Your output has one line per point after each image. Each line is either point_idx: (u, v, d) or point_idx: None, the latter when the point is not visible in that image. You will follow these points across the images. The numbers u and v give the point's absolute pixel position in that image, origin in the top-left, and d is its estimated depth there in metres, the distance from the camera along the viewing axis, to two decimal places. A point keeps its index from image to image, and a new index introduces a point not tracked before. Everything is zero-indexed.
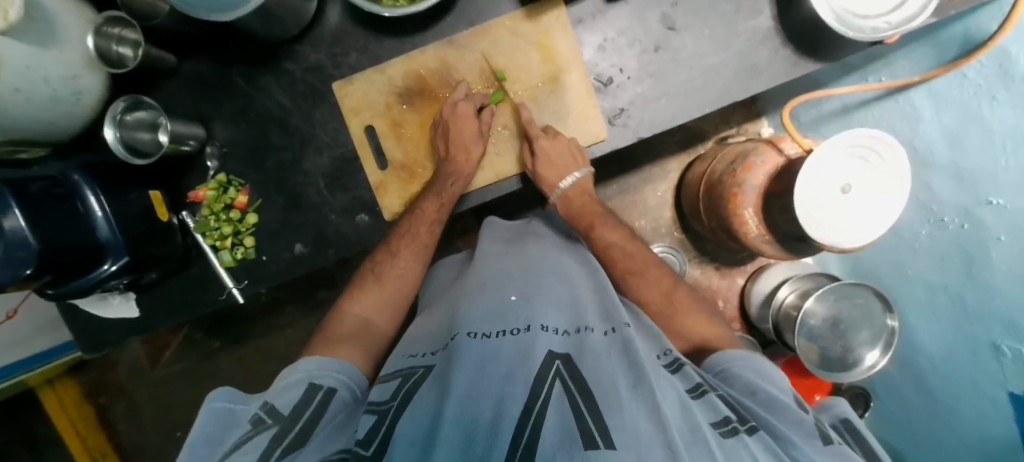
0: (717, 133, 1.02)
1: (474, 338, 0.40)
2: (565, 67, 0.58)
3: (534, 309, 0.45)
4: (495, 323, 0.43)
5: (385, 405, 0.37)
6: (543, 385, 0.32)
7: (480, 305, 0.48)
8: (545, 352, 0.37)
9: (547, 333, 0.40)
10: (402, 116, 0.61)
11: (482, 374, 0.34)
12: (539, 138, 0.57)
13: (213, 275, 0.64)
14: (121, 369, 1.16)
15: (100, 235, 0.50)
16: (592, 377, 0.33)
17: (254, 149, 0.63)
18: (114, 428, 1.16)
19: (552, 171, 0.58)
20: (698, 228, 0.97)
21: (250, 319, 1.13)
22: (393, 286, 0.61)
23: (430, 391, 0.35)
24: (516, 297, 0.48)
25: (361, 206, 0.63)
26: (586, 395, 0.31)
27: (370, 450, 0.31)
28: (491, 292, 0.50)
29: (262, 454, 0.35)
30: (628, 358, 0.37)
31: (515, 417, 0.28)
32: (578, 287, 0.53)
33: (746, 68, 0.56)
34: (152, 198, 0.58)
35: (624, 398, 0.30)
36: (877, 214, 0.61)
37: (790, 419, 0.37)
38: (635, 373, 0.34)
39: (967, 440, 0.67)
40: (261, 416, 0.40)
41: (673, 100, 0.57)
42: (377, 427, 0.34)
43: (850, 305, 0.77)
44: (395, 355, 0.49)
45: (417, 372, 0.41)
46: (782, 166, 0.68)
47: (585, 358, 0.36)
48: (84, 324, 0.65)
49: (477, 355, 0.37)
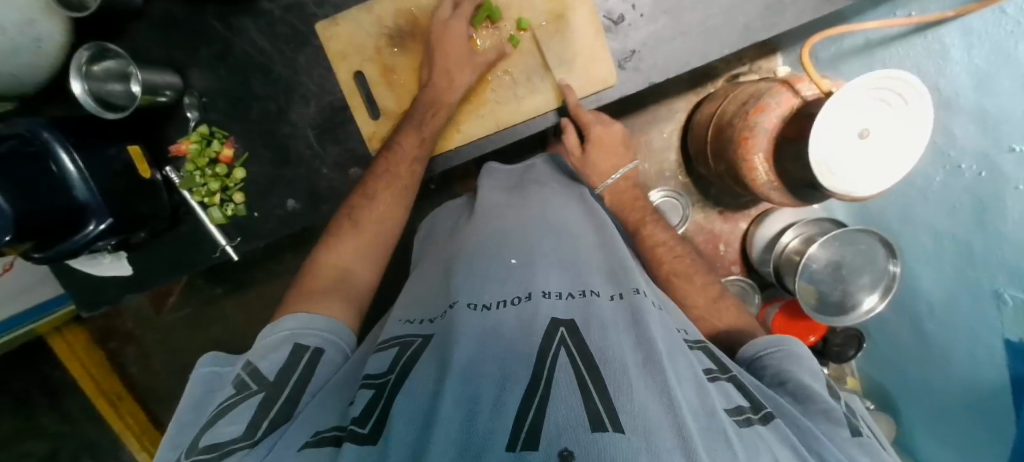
0: (729, 71, 0.96)
1: (473, 309, 0.38)
2: (570, 4, 0.53)
3: (536, 273, 0.42)
4: (494, 289, 0.40)
5: (383, 379, 0.35)
6: (545, 362, 0.30)
7: (478, 269, 0.43)
8: (547, 320, 0.35)
9: (549, 299, 0.38)
10: (393, 62, 0.56)
11: (484, 348, 0.32)
12: (594, 125, 0.58)
13: (205, 233, 0.62)
14: (128, 317, 1.18)
15: (76, 196, 0.47)
16: (596, 347, 0.31)
17: (236, 98, 0.59)
18: (126, 371, 1.20)
19: (603, 157, 0.61)
20: (704, 171, 0.94)
21: (249, 266, 1.13)
22: (377, 242, 0.56)
23: (428, 365, 0.33)
24: (516, 261, 0.44)
25: (353, 159, 0.59)
26: (591, 368, 0.29)
27: (367, 428, 0.29)
28: (489, 251, 0.46)
29: (249, 424, 0.35)
30: (636, 331, 0.35)
31: (518, 396, 0.26)
32: (582, 247, 0.48)
33: (770, 5, 0.51)
34: (132, 155, 0.54)
35: (632, 376, 0.28)
36: (888, 169, 0.59)
37: (818, 409, 0.37)
38: (643, 352, 0.32)
39: (965, 388, 0.70)
40: (245, 379, 0.39)
41: (689, 41, 0.53)
42: (373, 405, 0.32)
43: (854, 251, 0.77)
44: (393, 319, 0.47)
45: (415, 344, 0.38)
46: (797, 108, 0.65)
47: (589, 326, 0.34)
48: (76, 283, 0.64)
49: (477, 327, 0.35)
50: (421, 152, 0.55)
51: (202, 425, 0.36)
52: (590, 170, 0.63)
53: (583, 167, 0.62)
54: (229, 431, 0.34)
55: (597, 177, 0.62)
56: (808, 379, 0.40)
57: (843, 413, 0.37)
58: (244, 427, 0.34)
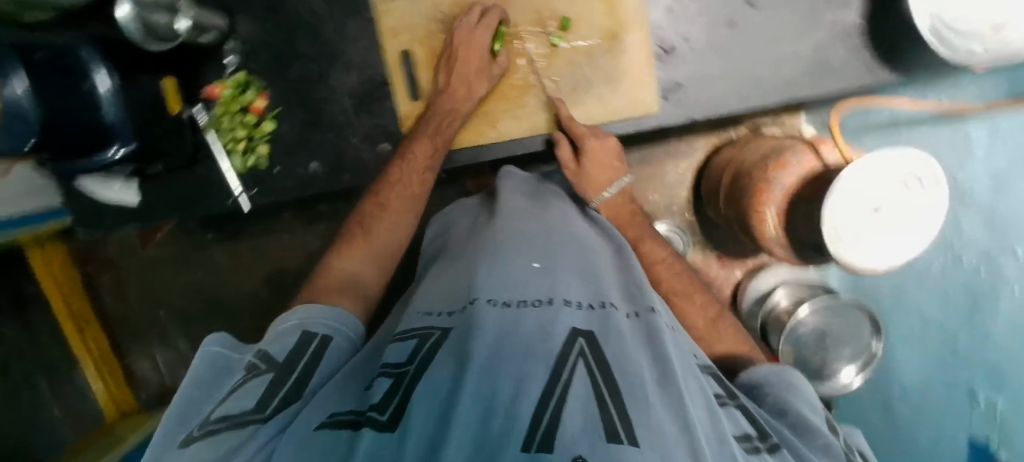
0: (753, 120, 0.98)
1: (494, 305, 0.37)
2: (627, 26, 0.54)
3: (558, 281, 0.41)
4: (514, 288, 0.40)
5: (403, 368, 0.35)
6: (564, 368, 0.30)
7: (501, 270, 0.43)
8: (567, 328, 0.35)
9: (569, 308, 0.37)
10: (443, 48, 0.56)
11: (502, 346, 0.32)
12: (587, 136, 0.54)
13: (221, 180, 0.61)
14: (113, 246, 1.16)
15: (104, 116, 0.46)
16: (615, 362, 0.32)
17: (278, 53, 0.58)
18: (100, 300, 1.18)
19: (599, 169, 0.55)
20: (712, 213, 0.95)
21: (246, 220, 1.11)
22: (395, 221, 0.55)
23: (446, 356, 0.33)
24: (539, 265, 0.44)
25: (384, 135, 0.60)
26: (609, 380, 0.30)
27: (386, 416, 0.29)
28: (512, 252, 0.46)
29: (259, 401, 0.34)
30: (652, 348, 0.35)
31: (536, 397, 0.27)
32: (600, 261, 0.48)
33: (818, 66, 0.53)
34: (165, 86, 0.54)
35: (648, 395, 0.29)
36: (902, 245, 0.61)
37: (818, 445, 0.36)
38: (659, 371, 0.32)
39: None
40: (255, 363, 0.38)
41: (734, 85, 0.54)
42: (393, 393, 0.31)
43: (841, 321, 0.79)
44: (411, 312, 0.46)
45: (433, 335, 0.38)
46: (818, 172, 0.66)
47: (608, 337, 0.34)
48: (79, 200, 0.62)
49: (498, 323, 0.35)
50: (432, 162, 0.56)
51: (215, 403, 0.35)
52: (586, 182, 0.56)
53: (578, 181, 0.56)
54: (238, 407, 0.33)
55: (592, 189, 0.55)
56: (808, 413, 0.39)
57: (843, 451, 0.36)
58: (253, 403, 0.33)
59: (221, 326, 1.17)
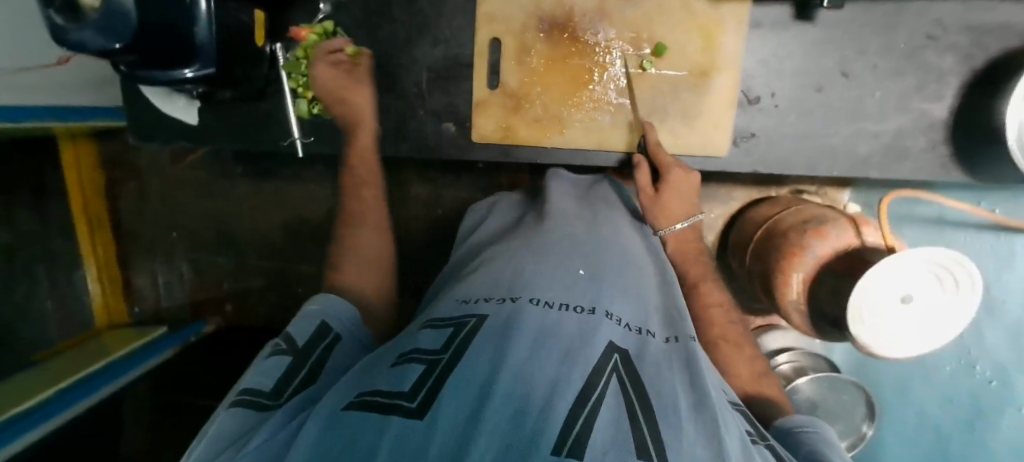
0: (796, 183, 0.97)
1: (536, 304, 0.38)
2: (719, 66, 0.54)
3: (604, 292, 0.42)
4: (560, 291, 0.40)
5: (437, 355, 0.35)
6: (599, 380, 0.30)
7: (549, 270, 0.43)
8: (605, 341, 0.35)
9: (611, 322, 0.38)
10: (533, 44, 0.56)
11: (540, 348, 0.32)
12: (672, 167, 0.54)
13: (281, 120, 0.62)
14: (144, 156, 1.17)
15: (196, 35, 0.47)
16: (649, 384, 0.32)
17: (370, 10, 0.59)
18: (121, 205, 1.20)
19: (675, 201, 0.55)
20: (734, 263, 0.95)
21: (277, 161, 1.12)
22: None
23: (482, 345, 0.33)
24: (585, 273, 0.44)
25: (451, 115, 0.60)
26: (641, 397, 0.30)
27: (415, 405, 0.28)
28: (559, 257, 0.46)
29: (277, 384, 0.37)
30: (689, 376, 0.35)
31: (569, 403, 0.27)
32: (645, 283, 0.47)
33: (896, 148, 0.53)
34: (255, 20, 0.55)
35: (681, 420, 0.29)
36: (925, 340, 0.61)
37: None
38: (695, 397, 0.33)
39: None
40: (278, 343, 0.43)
41: (807, 148, 0.55)
42: (425, 380, 0.31)
43: (836, 398, 0.79)
44: (450, 296, 0.46)
45: (468, 324, 0.38)
46: (854, 248, 0.67)
47: (643, 361, 0.35)
48: (141, 108, 0.64)
49: (539, 325, 0.35)
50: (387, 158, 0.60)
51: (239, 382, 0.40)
52: (658, 210, 0.56)
53: (650, 208, 0.56)
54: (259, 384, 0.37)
55: (665, 220, 0.55)
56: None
57: None
58: (272, 382, 0.37)
59: (232, 256, 1.19)
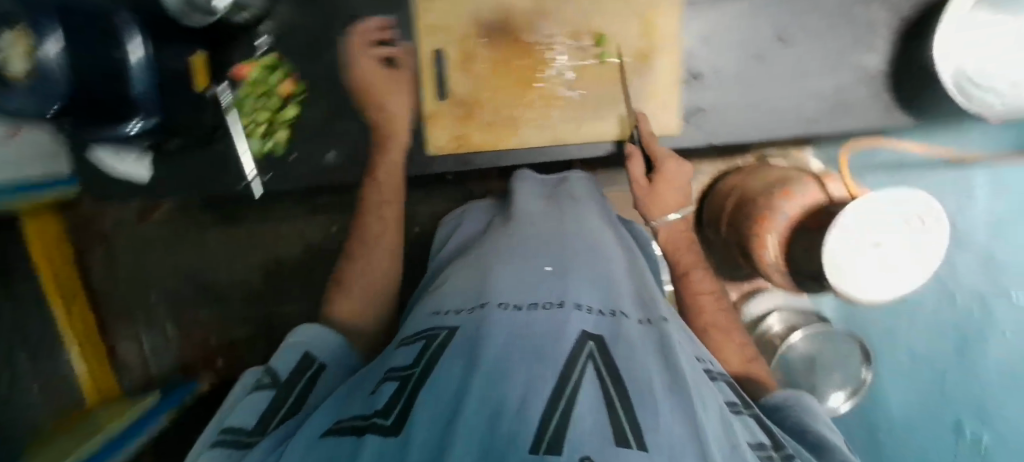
0: (761, 150, 1.00)
1: (504, 308, 0.38)
2: (659, 48, 0.55)
3: (572, 285, 0.42)
4: (527, 292, 0.41)
5: (409, 370, 0.35)
6: (573, 371, 0.31)
7: (515, 271, 0.44)
8: (577, 331, 0.35)
9: (581, 312, 0.38)
10: (476, 51, 0.56)
11: (513, 349, 0.33)
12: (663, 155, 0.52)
13: (235, 161, 0.61)
14: (110, 218, 1.14)
15: (132, 89, 0.46)
16: (625, 368, 0.32)
17: (311, 40, 0.59)
18: (91, 272, 1.16)
19: (667, 192, 0.52)
20: (711, 236, 0.96)
21: (247, 203, 1.10)
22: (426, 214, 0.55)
23: (455, 355, 0.34)
24: (551, 269, 0.44)
25: (406, 132, 0.60)
26: (618, 385, 0.30)
27: (390, 421, 0.29)
28: (525, 257, 0.47)
29: (259, 420, 0.36)
30: (663, 356, 0.36)
31: (544, 399, 0.27)
32: (614, 268, 0.48)
33: (839, 104, 0.55)
34: (194, 63, 0.53)
35: (658, 401, 0.30)
36: (897, 282, 0.63)
37: None
38: (671, 376, 0.33)
39: None
40: (261, 379, 0.42)
41: (756, 115, 0.56)
42: (398, 397, 0.32)
43: (830, 347, 0.81)
44: (422, 312, 0.46)
45: (440, 335, 0.38)
46: (822, 205, 0.68)
47: (619, 343, 0.35)
48: (90, 170, 0.62)
49: (509, 327, 0.35)
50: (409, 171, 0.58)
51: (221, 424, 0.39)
52: (649, 201, 0.53)
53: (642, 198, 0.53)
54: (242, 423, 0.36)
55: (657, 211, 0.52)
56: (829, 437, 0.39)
57: None
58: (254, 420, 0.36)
59: (213, 306, 1.16)
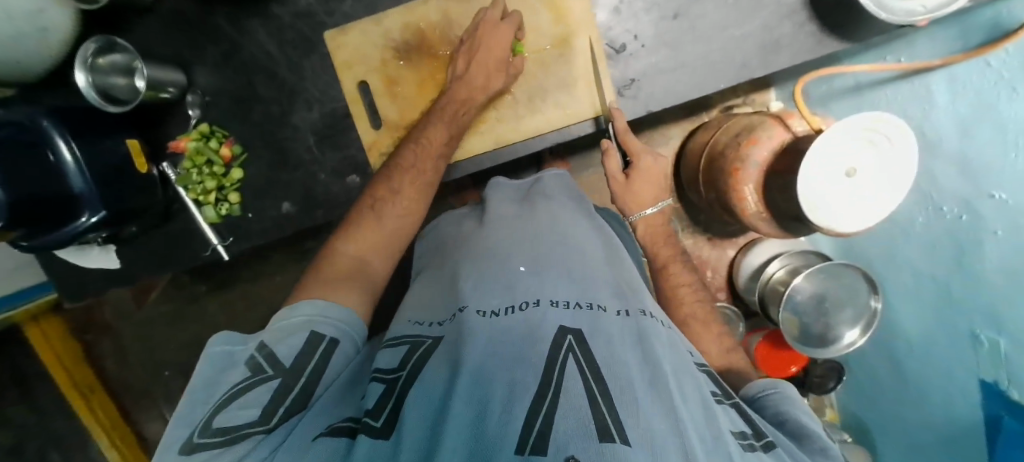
0: (724, 102, 0.99)
1: (481, 316, 0.37)
2: (575, 30, 0.54)
3: (545, 284, 0.42)
4: (499, 296, 0.40)
5: (394, 373, 0.35)
6: (555, 365, 0.31)
7: (485, 272, 0.44)
8: (555, 327, 0.35)
9: (556, 309, 0.38)
10: (398, 74, 0.57)
11: (493, 354, 0.32)
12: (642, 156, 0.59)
13: (196, 232, 0.62)
14: (109, 309, 1.16)
15: (72, 186, 0.47)
16: (604, 363, 0.32)
17: (239, 98, 0.59)
18: (103, 365, 1.18)
19: (644, 189, 0.61)
20: (694, 198, 0.95)
21: (235, 266, 1.11)
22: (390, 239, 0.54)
23: (439, 360, 0.34)
24: (526, 269, 0.44)
25: (353, 167, 0.60)
26: (599, 380, 0.30)
27: (381, 421, 0.30)
28: (499, 258, 0.46)
29: (265, 409, 0.35)
30: (642, 348, 0.36)
31: (528, 402, 0.27)
32: (589, 258, 0.47)
33: (767, 44, 0.54)
34: (131, 147, 0.54)
35: (637, 394, 0.29)
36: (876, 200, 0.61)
37: (814, 447, 0.36)
38: (649, 372, 0.33)
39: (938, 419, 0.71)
40: (258, 360, 0.39)
41: (688, 73, 0.55)
42: (387, 396, 0.33)
43: (836, 284, 0.79)
44: (400, 321, 0.46)
45: (425, 342, 0.38)
46: (788, 143, 0.67)
47: (597, 337, 0.35)
48: (61, 271, 0.63)
49: (488, 330, 0.35)
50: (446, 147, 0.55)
51: (212, 407, 0.35)
52: (630, 199, 0.62)
53: (620, 193, 0.62)
54: (243, 415, 0.34)
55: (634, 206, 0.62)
56: (806, 419, 0.40)
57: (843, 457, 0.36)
58: (258, 412, 0.34)
59: None
